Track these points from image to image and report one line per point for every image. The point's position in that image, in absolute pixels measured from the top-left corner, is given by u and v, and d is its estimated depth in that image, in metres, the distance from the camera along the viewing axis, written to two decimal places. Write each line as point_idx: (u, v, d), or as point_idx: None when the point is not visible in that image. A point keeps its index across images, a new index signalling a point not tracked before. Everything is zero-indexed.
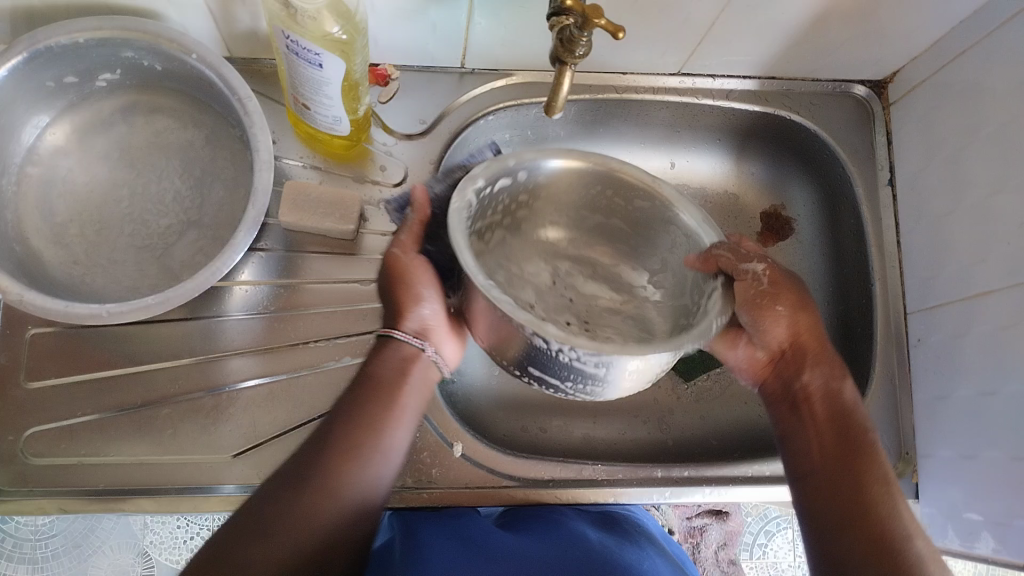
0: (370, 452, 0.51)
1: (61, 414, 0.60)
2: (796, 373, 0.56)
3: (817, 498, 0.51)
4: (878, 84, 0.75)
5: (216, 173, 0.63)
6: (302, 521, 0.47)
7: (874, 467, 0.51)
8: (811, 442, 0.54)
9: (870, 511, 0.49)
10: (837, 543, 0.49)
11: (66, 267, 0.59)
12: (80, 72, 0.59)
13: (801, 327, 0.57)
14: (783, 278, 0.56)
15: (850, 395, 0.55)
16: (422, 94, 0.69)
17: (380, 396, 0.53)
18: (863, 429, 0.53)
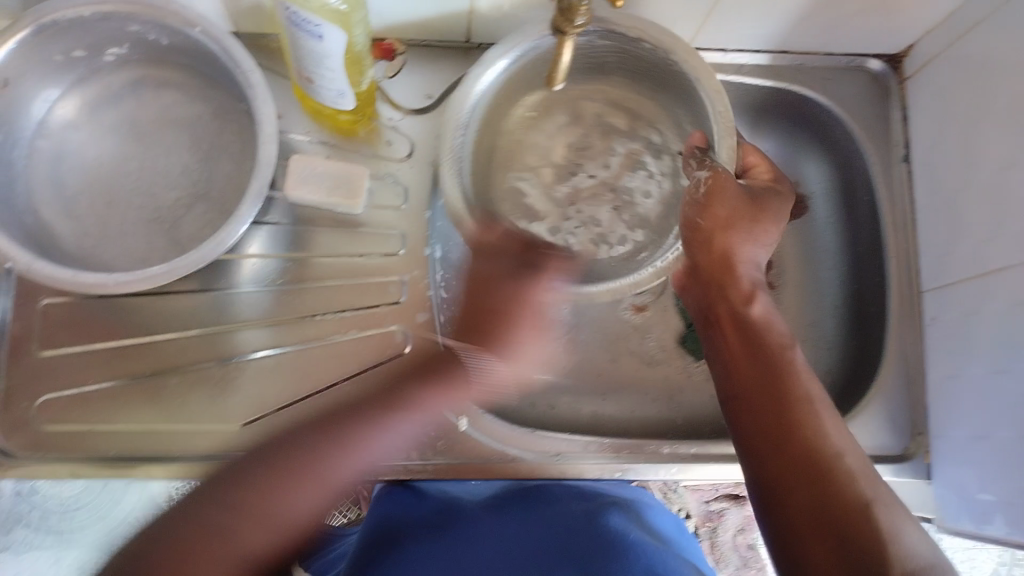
0: (290, 479, 0.51)
1: (75, 382, 0.62)
2: (721, 293, 0.56)
3: (749, 430, 0.50)
4: (895, 58, 0.73)
5: (223, 147, 0.64)
6: (252, 516, 0.49)
7: (796, 387, 0.50)
8: (732, 349, 0.54)
9: (800, 435, 0.48)
10: (773, 469, 0.48)
11: (78, 240, 0.60)
12: (89, 47, 0.60)
13: (730, 252, 0.56)
14: (733, 189, 0.56)
15: (763, 315, 0.55)
16: (429, 69, 0.69)
17: (322, 440, 0.53)
18: (783, 352, 0.52)
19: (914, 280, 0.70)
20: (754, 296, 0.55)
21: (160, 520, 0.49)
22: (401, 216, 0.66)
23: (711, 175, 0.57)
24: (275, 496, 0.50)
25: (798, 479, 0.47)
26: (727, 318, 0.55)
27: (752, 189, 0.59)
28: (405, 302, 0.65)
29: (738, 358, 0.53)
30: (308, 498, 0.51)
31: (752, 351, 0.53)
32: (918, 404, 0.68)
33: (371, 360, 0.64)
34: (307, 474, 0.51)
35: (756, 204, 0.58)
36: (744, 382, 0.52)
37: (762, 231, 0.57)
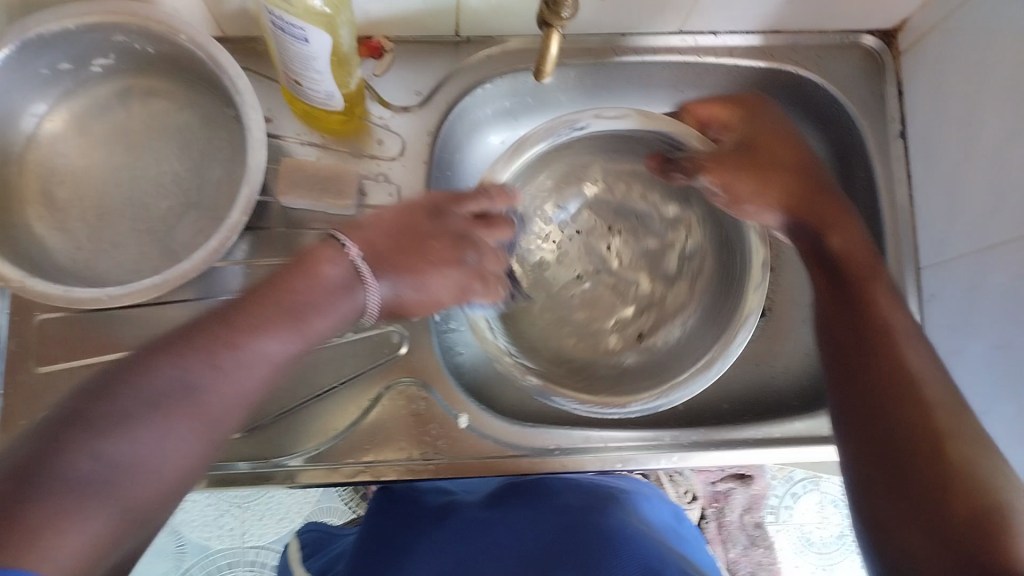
0: (198, 395, 0.44)
1: (77, 397, 0.61)
2: (824, 232, 0.58)
3: (835, 370, 0.54)
4: (889, 33, 0.72)
5: (213, 154, 0.63)
6: (109, 421, 0.40)
7: (876, 318, 0.54)
8: (824, 301, 0.57)
9: (875, 364, 0.51)
10: (852, 406, 0.52)
11: (72, 252, 0.60)
12: (73, 58, 0.59)
13: (762, 190, 0.60)
14: (732, 159, 0.60)
15: (845, 248, 0.57)
16: (417, 65, 0.68)
17: (211, 345, 0.45)
18: (868, 283, 0.56)
19: (915, 258, 0.69)
20: (835, 227, 0.58)
21: (76, 395, 0.41)
22: None
23: (706, 170, 0.61)
24: (172, 433, 0.42)
25: (898, 448, 0.48)
26: (817, 257, 0.59)
27: (750, 137, 0.62)
28: None
29: (829, 300, 0.57)
30: (184, 445, 0.43)
31: (840, 287, 0.56)
32: None
33: (370, 362, 0.64)
34: (181, 401, 0.43)
35: (767, 158, 0.60)
36: (848, 347, 0.54)
37: (770, 188, 0.59)
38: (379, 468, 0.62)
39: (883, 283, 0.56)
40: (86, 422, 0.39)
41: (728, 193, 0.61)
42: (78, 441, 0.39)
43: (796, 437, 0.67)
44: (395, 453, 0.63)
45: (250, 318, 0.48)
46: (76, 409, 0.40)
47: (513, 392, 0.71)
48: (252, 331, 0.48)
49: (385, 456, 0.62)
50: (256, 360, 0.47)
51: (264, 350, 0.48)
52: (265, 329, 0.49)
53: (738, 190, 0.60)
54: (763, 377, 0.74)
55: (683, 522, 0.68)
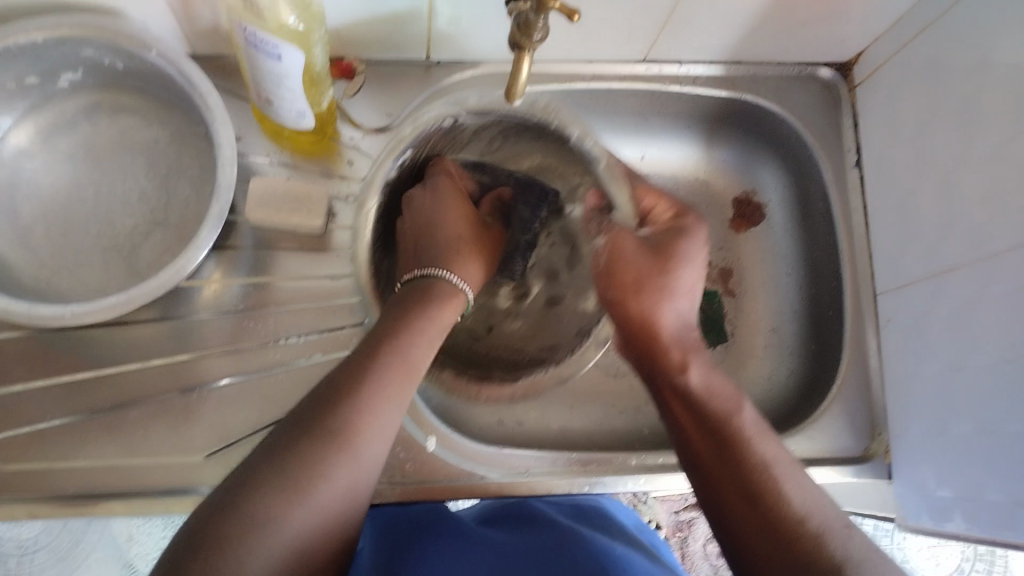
0: (338, 458, 0.45)
1: (33, 418, 0.60)
2: (679, 368, 0.56)
3: (712, 493, 0.51)
4: (844, 66, 0.75)
5: (181, 171, 0.63)
6: (285, 484, 0.42)
7: (751, 453, 0.50)
8: (682, 418, 0.54)
9: (761, 500, 0.47)
10: (745, 536, 0.47)
11: (33, 270, 0.59)
12: (41, 72, 0.59)
13: (651, 315, 0.59)
14: (632, 249, 0.62)
15: (703, 383, 0.55)
16: (389, 88, 0.69)
17: (307, 446, 0.44)
18: (732, 416, 0.53)
19: (872, 282, 0.71)
20: (688, 365, 0.56)
21: (205, 507, 0.41)
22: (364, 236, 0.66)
23: (610, 242, 0.64)
24: (318, 481, 0.43)
25: (770, 546, 0.46)
26: (670, 392, 0.56)
27: (657, 238, 0.63)
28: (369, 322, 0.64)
29: (692, 432, 0.53)
30: (300, 520, 0.42)
31: (701, 420, 0.53)
32: (879, 404, 0.69)
33: None
34: (335, 441, 0.45)
35: (661, 253, 0.61)
36: (702, 452, 0.52)
37: (649, 296, 0.60)
38: None
39: (756, 415, 0.53)
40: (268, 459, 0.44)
41: (615, 291, 0.62)
42: (241, 506, 0.41)
43: None
44: None
45: (329, 415, 0.46)
46: (228, 499, 0.41)
47: (481, 415, 0.69)
48: (351, 416, 0.47)
49: None
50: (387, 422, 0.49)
51: (365, 452, 0.47)
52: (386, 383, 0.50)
53: (638, 290, 0.60)
54: None
55: (643, 532, 0.71)
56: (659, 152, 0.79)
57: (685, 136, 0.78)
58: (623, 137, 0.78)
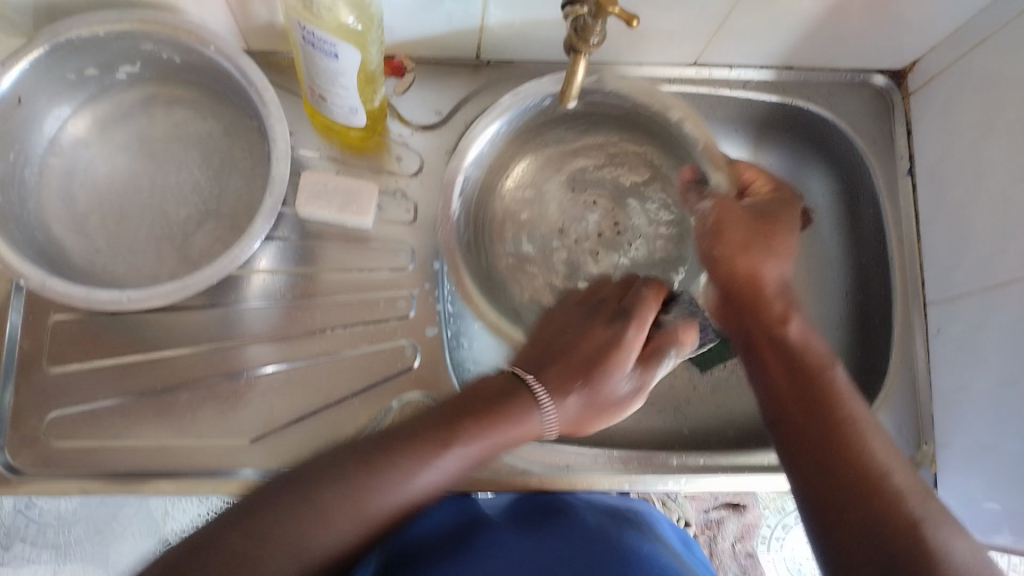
0: (336, 515, 0.46)
1: (86, 398, 0.61)
2: (781, 320, 0.56)
3: (793, 444, 0.51)
4: (899, 73, 0.74)
5: (233, 163, 0.64)
6: (237, 553, 0.43)
7: (840, 409, 0.51)
8: (772, 372, 0.54)
9: (842, 455, 0.48)
10: (827, 488, 0.48)
11: (88, 256, 0.60)
12: (100, 64, 0.60)
13: (756, 271, 0.58)
14: (739, 209, 0.60)
15: (800, 336, 0.56)
16: (438, 85, 0.69)
17: (295, 502, 0.45)
18: (824, 373, 0.53)
19: (922, 292, 0.70)
20: (788, 317, 0.56)
21: (251, 500, 0.46)
22: (410, 231, 0.67)
23: (717, 206, 0.61)
24: (308, 536, 0.45)
25: (846, 499, 0.47)
26: (764, 341, 0.56)
27: (760, 206, 0.61)
28: (414, 316, 0.65)
29: (779, 381, 0.54)
30: (335, 533, 0.46)
31: (794, 377, 0.53)
32: (926, 416, 0.68)
33: (382, 374, 0.64)
34: (333, 504, 0.46)
35: (768, 220, 0.60)
36: (787, 402, 0.52)
37: (755, 257, 0.58)
38: None
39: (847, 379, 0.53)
40: (255, 514, 0.45)
41: (719, 249, 0.59)
42: (264, 523, 0.44)
43: None
44: None
45: (404, 445, 0.48)
46: (200, 542, 0.43)
47: None
48: (421, 444, 0.49)
49: None
50: (439, 475, 0.49)
51: (426, 476, 0.48)
52: (449, 443, 0.49)
53: (739, 249, 0.59)
54: None
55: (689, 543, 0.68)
56: None
57: (731, 136, 0.77)
58: None
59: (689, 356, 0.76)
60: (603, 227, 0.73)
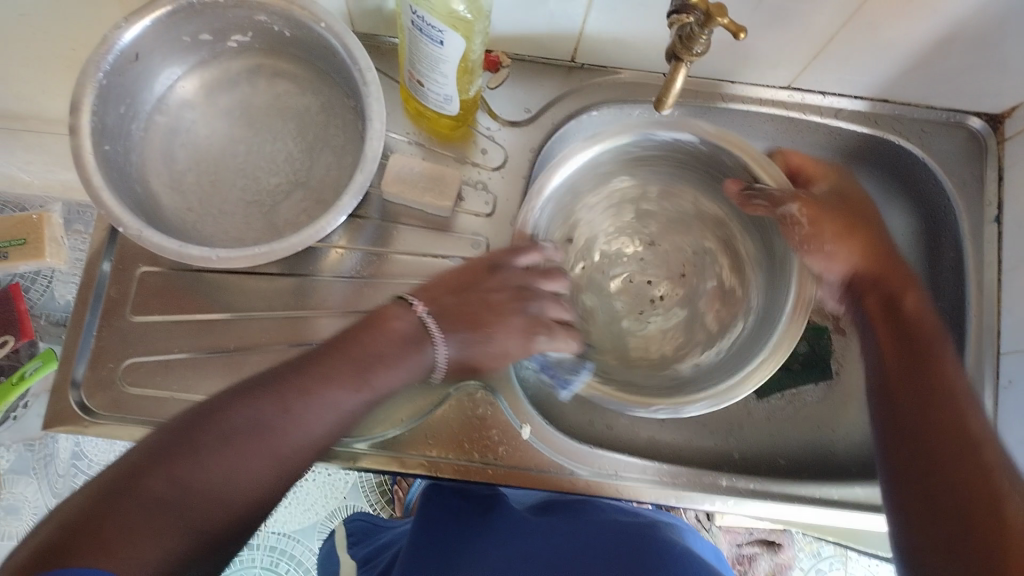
0: (269, 450, 0.48)
1: (161, 349, 0.64)
2: (898, 291, 0.58)
3: (900, 442, 0.53)
4: (997, 117, 0.72)
5: (326, 139, 0.66)
6: (175, 486, 0.45)
7: (944, 389, 0.53)
8: (888, 357, 0.56)
9: (952, 447, 0.50)
10: (911, 488, 0.50)
11: (181, 212, 0.63)
12: (215, 31, 0.62)
13: (842, 255, 0.60)
14: (826, 204, 0.61)
15: (916, 309, 0.58)
16: (530, 84, 0.70)
17: (186, 434, 0.47)
18: (941, 365, 0.54)
19: (996, 341, 0.69)
20: (906, 292, 0.58)
21: (179, 425, 0.48)
22: (487, 223, 0.68)
23: (800, 203, 0.60)
24: (238, 470, 0.47)
25: (974, 499, 0.47)
26: (882, 311, 0.58)
27: (840, 197, 0.62)
28: None
29: (893, 355, 0.56)
30: (262, 471, 0.48)
31: (906, 366, 0.55)
32: None
33: None
34: (259, 436, 0.48)
35: (850, 208, 0.61)
36: (904, 386, 0.54)
37: (848, 247, 0.60)
38: (438, 465, 0.63)
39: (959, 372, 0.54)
40: (170, 447, 0.46)
41: (795, 240, 0.61)
42: (196, 453, 0.46)
43: (853, 503, 0.66)
44: (455, 453, 0.64)
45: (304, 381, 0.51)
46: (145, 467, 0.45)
47: (570, 415, 0.71)
48: (325, 386, 0.51)
49: (444, 454, 0.63)
50: (319, 410, 0.50)
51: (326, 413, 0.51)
52: (332, 383, 0.51)
53: (811, 243, 0.60)
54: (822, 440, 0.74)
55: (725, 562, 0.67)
56: None
57: None
58: None
59: None
60: (656, 282, 0.73)
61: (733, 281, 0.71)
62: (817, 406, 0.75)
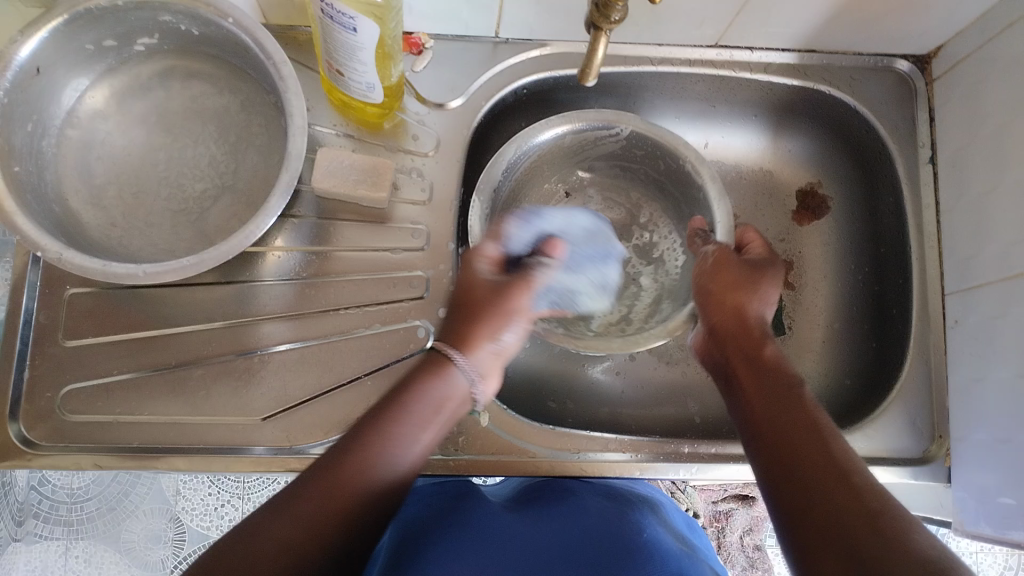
0: (344, 488, 0.44)
1: (99, 371, 0.62)
2: (756, 346, 0.56)
3: (777, 476, 0.46)
4: (923, 58, 0.72)
5: (250, 139, 0.63)
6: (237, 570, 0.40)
7: (805, 418, 0.49)
8: (749, 401, 0.52)
9: (807, 460, 0.46)
10: (791, 506, 0.44)
11: (104, 229, 0.60)
12: (119, 36, 0.60)
13: (739, 307, 0.59)
14: (736, 263, 0.61)
15: (776, 359, 0.55)
16: (456, 64, 0.69)
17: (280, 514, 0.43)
18: (792, 389, 0.52)
19: (940, 282, 0.69)
20: (765, 342, 0.57)
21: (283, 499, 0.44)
22: (425, 211, 0.66)
23: (717, 250, 0.62)
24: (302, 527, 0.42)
25: (814, 499, 0.43)
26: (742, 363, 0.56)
27: (756, 257, 0.62)
28: (429, 296, 0.65)
29: (755, 400, 0.52)
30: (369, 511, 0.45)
31: (774, 402, 0.51)
32: (940, 406, 0.67)
33: (394, 354, 0.63)
34: (340, 491, 0.44)
35: (759, 269, 0.61)
36: (764, 422, 0.50)
37: (733, 299, 0.60)
38: None
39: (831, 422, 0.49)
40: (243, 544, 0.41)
41: (705, 307, 0.61)
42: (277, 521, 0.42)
43: None
44: None
45: (359, 454, 0.46)
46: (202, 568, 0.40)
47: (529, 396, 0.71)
48: (392, 434, 0.47)
49: None
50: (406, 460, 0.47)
51: (412, 450, 0.48)
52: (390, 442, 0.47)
53: (717, 291, 0.61)
54: None
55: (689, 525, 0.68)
56: (721, 139, 0.79)
57: (750, 124, 0.78)
58: (689, 122, 0.78)
59: None
60: None
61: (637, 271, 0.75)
62: None
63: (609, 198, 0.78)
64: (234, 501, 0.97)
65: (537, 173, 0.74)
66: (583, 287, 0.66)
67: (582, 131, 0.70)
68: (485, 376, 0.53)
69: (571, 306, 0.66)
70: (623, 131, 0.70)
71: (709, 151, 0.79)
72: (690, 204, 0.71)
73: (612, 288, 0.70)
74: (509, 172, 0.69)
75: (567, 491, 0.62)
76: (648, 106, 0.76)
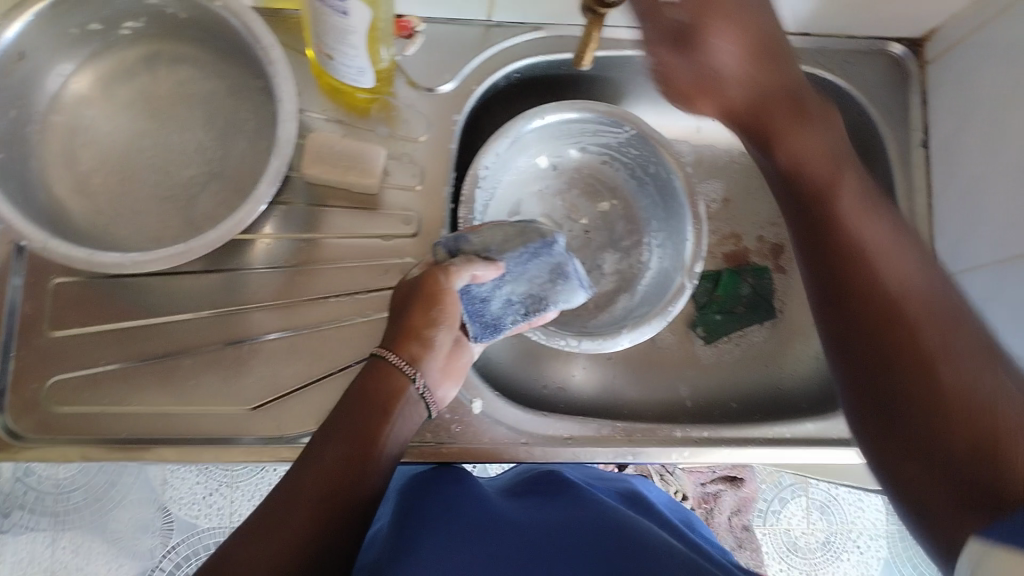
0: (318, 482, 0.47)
1: (86, 361, 0.61)
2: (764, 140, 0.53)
3: (852, 385, 0.47)
4: (917, 42, 0.72)
5: (239, 125, 0.62)
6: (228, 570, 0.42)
7: (854, 278, 0.47)
8: (795, 228, 0.52)
9: (874, 337, 0.45)
10: (878, 421, 0.45)
11: (89, 216, 0.59)
12: (102, 19, 0.58)
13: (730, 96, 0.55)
14: (755, 53, 0.49)
15: (792, 161, 0.52)
16: (446, 48, 0.68)
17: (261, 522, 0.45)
18: (815, 174, 0.51)
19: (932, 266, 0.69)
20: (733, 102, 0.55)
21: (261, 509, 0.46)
22: (417, 197, 0.65)
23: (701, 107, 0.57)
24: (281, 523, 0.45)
25: (902, 408, 0.43)
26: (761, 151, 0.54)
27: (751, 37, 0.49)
28: None
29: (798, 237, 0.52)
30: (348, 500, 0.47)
31: (819, 276, 0.50)
32: None
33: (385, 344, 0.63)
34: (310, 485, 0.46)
35: (761, 58, 0.50)
36: (821, 313, 0.50)
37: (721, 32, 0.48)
38: None
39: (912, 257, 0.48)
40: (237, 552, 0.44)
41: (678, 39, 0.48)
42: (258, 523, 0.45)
43: (807, 439, 0.67)
44: None
45: (328, 452, 0.48)
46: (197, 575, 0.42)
47: (521, 382, 0.71)
48: (354, 432, 0.49)
49: None
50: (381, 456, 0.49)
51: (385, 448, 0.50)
52: (357, 439, 0.49)
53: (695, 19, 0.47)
54: (774, 378, 0.75)
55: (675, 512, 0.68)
56: (714, 124, 0.79)
57: None
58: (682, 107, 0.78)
59: (694, 329, 0.75)
60: None
61: (612, 258, 0.75)
62: (765, 346, 0.76)
63: (587, 183, 0.76)
64: (223, 489, 0.97)
65: (527, 154, 0.73)
66: (544, 288, 0.60)
67: (580, 120, 0.69)
68: (436, 385, 0.55)
69: (541, 307, 0.60)
70: (620, 124, 0.69)
71: (701, 136, 0.78)
72: (669, 200, 0.71)
73: (577, 278, 0.61)
74: (498, 157, 0.68)
75: (553, 478, 0.62)
76: (641, 90, 0.75)
